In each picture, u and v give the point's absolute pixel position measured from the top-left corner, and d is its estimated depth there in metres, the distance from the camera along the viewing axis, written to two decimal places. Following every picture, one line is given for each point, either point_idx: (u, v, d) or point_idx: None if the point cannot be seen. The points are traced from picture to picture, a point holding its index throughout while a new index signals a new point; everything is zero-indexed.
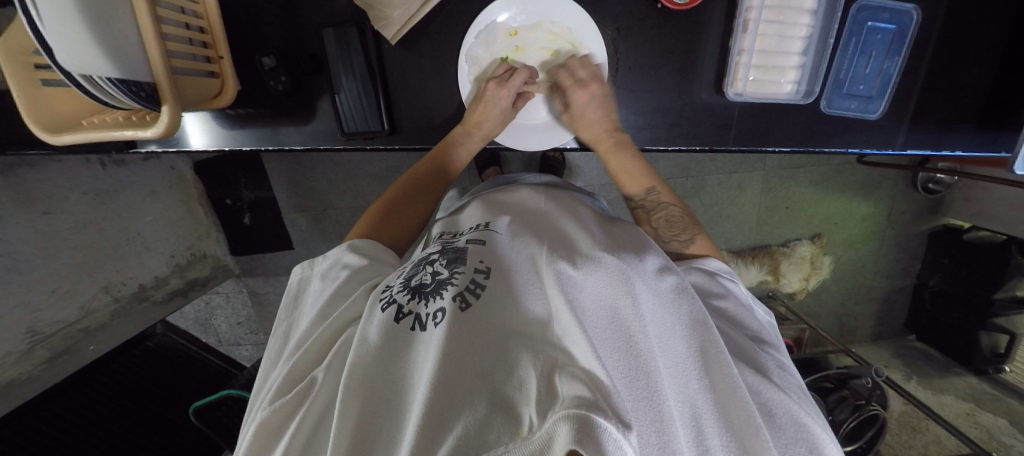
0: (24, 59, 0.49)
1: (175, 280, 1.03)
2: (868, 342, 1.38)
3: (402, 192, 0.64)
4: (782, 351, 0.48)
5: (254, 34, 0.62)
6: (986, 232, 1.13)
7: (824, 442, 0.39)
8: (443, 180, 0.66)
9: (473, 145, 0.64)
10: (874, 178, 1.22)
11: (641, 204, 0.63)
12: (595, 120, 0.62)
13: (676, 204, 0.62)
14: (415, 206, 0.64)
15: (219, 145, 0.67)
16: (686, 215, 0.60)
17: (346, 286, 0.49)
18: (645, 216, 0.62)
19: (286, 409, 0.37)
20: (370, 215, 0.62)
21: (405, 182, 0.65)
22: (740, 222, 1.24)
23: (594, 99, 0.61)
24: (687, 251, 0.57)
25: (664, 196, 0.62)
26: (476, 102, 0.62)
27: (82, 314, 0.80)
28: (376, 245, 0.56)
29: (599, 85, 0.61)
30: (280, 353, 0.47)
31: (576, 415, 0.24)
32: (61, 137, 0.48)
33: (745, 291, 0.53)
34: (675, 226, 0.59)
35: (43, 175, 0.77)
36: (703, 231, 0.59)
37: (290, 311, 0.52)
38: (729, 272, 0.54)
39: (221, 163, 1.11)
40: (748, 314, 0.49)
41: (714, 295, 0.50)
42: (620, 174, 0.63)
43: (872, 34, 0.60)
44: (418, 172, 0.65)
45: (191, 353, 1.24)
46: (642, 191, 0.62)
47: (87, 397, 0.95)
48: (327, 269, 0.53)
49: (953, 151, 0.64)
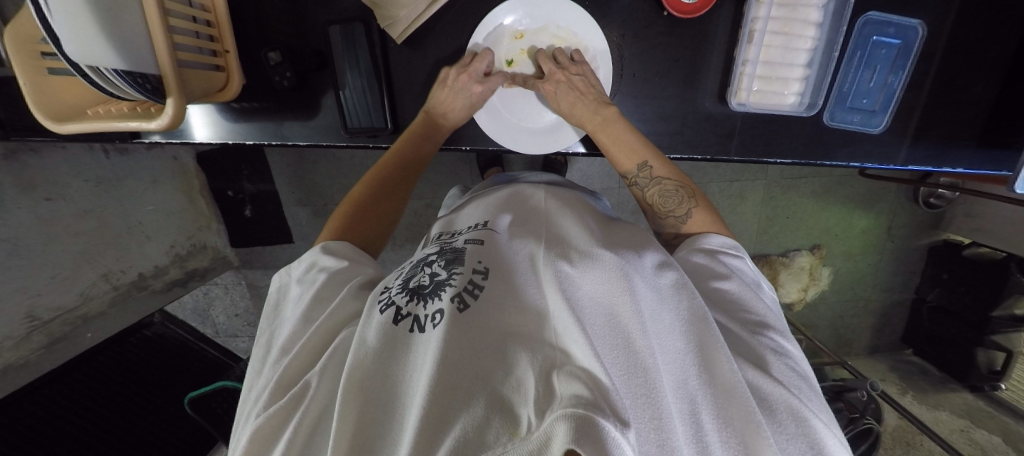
0: (30, 47, 0.49)
1: (175, 270, 1.03)
2: (864, 355, 1.37)
3: (369, 192, 0.62)
4: (786, 335, 0.47)
5: (260, 29, 0.62)
6: (987, 248, 1.11)
7: (828, 440, 0.39)
8: (413, 171, 0.64)
9: (442, 132, 0.64)
10: (876, 190, 1.22)
11: (635, 181, 0.61)
12: (571, 104, 0.60)
13: (671, 174, 0.59)
14: (389, 200, 0.63)
15: (223, 138, 0.67)
16: (681, 186, 0.58)
17: (326, 289, 0.49)
18: (640, 193, 0.61)
19: (280, 415, 0.38)
20: (340, 217, 0.60)
21: (372, 179, 0.63)
22: (739, 231, 1.24)
23: (564, 86, 0.59)
24: (684, 228, 0.58)
25: (657, 170, 0.59)
26: (442, 89, 0.61)
27: (81, 301, 0.80)
28: (350, 248, 0.55)
29: (566, 73, 0.59)
30: (265, 361, 0.47)
31: (574, 414, 0.25)
32: (65, 126, 0.48)
33: (751, 266, 0.53)
34: (670, 201, 0.59)
35: (45, 160, 0.77)
36: (701, 201, 0.58)
37: (271, 320, 0.53)
38: (735, 247, 0.53)
39: (223, 154, 1.11)
40: (752, 295, 0.49)
41: (717, 277, 0.49)
42: (612, 149, 0.60)
43: (876, 49, 0.60)
44: (382, 169, 0.63)
45: (188, 343, 1.24)
46: (636, 167, 0.59)
47: (84, 384, 0.95)
48: (302, 273, 0.53)
49: (955, 167, 0.64)
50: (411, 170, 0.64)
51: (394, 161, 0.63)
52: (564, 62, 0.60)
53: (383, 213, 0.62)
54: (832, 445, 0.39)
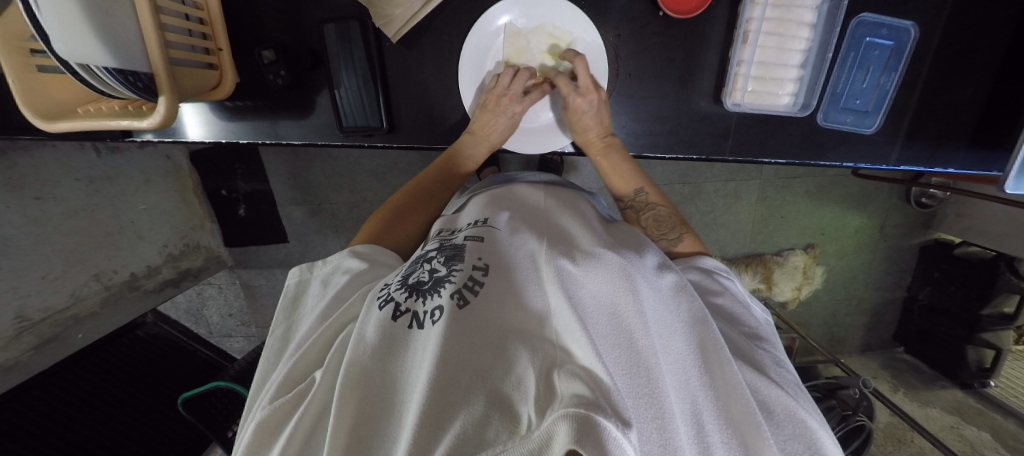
0: (19, 44, 0.48)
1: (167, 270, 1.02)
2: (856, 353, 1.39)
3: (405, 199, 0.65)
4: (778, 346, 0.49)
5: (254, 28, 0.61)
6: (975, 247, 1.14)
7: (823, 440, 0.40)
8: (447, 186, 0.67)
9: (480, 152, 0.65)
10: (869, 190, 1.23)
11: (630, 204, 0.65)
12: (592, 124, 0.61)
13: (663, 203, 0.64)
14: (419, 212, 0.64)
15: (217, 137, 0.66)
16: (674, 215, 0.62)
17: (344, 290, 0.49)
18: (634, 216, 0.65)
19: (284, 408, 0.38)
20: (374, 222, 0.62)
21: (408, 191, 0.66)
22: (734, 231, 1.25)
23: (594, 106, 0.60)
24: (675, 250, 0.58)
25: (651, 196, 0.64)
26: (484, 112, 0.61)
27: (72, 301, 0.79)
28: (377, 249, 0.56)
29: (597, 94, 0.60)
30: (279, 355, 0.48)
31: (575, 414, 0.25)
32: (57, 125, 0.48)
33: (740, 288, 0.53)
34: (663, 225, 0.61)
35: (35, 160, 0.75)
36: (690, 229, 0.60)
37: (287, 313, 0.53)
38: (725, 270, 0.54)
39: (218, 153, 1.10)
40: (745, 311, 0.50)
41: (711, 292, 0.50)
42: (610, 176, 0.64)
43: (870, 50, 0.60)
44: (424, 180, 0.66)
45: (181, 343, 1.22)
46: (632, 192, 0.64)
47: (75, 385, 0.94)
48: (327, 274, 0.53)
49: (946, 168, 0.64)
50: (447, 186, 0.67)
51: (432, 176, 0.66)
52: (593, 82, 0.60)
53: (416, 218, 0.64)
54: (828, 445, 0.40)
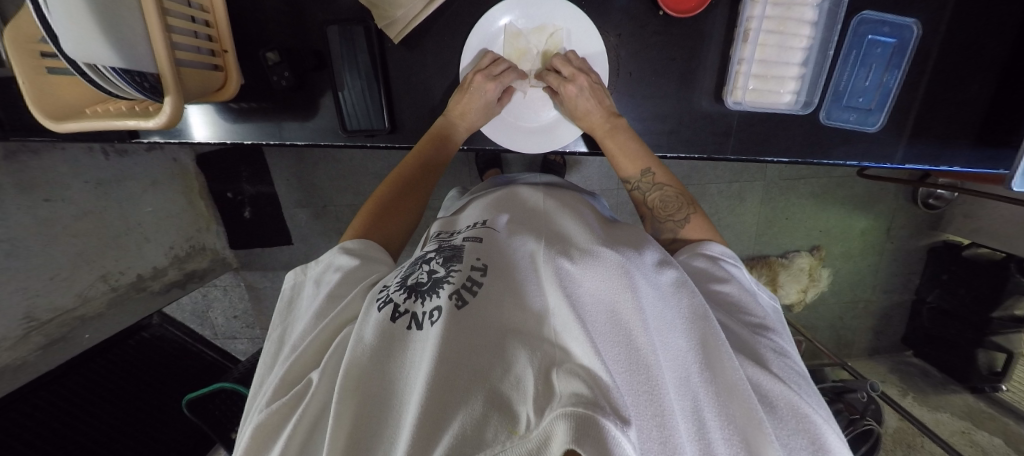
0: (30, 47, 0.49)
1: (173, 271, 1.03)
2: (865, 356, 1.37)
3: (397, 197, 0.63)
4: (783, 337, 0.48)
5: (259, 31, 0.62)
6: (985, 249, 1.12)
7: (827, 436, 0.39)
8: (430, 175, 0.65)
9: (460, 133, 0.64)
10: (875, 191, 1.22)
11: (636, 186, 0.63)
12: (590, 108, 0.61)
13: (671, 181, 0.62)
14: (408, 207, 0.64)
15: (222, 138, 0.67)
16: (681, 194, 0.61)
17: (338, 288, 0.49)
18: (641, 197, 0.63)
19: (283, 410, 0.38)
20: (365, 215, 0.61)
21: (394, 181, 0.64)
22: (739, 232, 1.24)
23: (588, 87, 0.60)
24: (683, 232, 0.58)
25: (659, 176, 0.61)
26: (460, 93, 0.61)
27: (79, 302, 0.80)
28: (366, 245, 0.56)
29: (587, 76, 0.60)
30: (275, 357, 0.48)
31: (574, 413, 0.25)
32: (63, 124, 0.49)
33: (749, 276, 0.53)
34: (670, 206, 0.60)
35: (45, 161, 0.77)
36: (699, 209, 0.59)
37: (283, 316, 0.53)
38: (732, 256, 0.53)
39: (223, 156, 1.11)
40: (751, 299, 0.49)
41: (716, 280, 0.50)
42: (618, 158, 0.62)
43: (872, 47, 0.60)
44: (406, 167, 0.64)
45: (186, 345, 1.22)
46: (639, 173, 0.61)
47: (81, 386, 0.95)
48: (319, 274, 0.53)
49: (952, 166, 0.64)
50: (429, 174, 0.64)
51: (408, 171, 0.64)
52: (579, 65, 0.61)
53: (407, 216, 0.63)
54: (833, 440, 0.39)
